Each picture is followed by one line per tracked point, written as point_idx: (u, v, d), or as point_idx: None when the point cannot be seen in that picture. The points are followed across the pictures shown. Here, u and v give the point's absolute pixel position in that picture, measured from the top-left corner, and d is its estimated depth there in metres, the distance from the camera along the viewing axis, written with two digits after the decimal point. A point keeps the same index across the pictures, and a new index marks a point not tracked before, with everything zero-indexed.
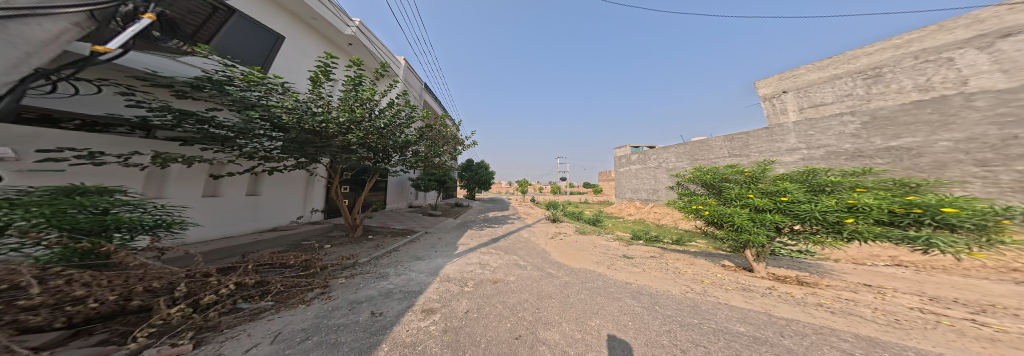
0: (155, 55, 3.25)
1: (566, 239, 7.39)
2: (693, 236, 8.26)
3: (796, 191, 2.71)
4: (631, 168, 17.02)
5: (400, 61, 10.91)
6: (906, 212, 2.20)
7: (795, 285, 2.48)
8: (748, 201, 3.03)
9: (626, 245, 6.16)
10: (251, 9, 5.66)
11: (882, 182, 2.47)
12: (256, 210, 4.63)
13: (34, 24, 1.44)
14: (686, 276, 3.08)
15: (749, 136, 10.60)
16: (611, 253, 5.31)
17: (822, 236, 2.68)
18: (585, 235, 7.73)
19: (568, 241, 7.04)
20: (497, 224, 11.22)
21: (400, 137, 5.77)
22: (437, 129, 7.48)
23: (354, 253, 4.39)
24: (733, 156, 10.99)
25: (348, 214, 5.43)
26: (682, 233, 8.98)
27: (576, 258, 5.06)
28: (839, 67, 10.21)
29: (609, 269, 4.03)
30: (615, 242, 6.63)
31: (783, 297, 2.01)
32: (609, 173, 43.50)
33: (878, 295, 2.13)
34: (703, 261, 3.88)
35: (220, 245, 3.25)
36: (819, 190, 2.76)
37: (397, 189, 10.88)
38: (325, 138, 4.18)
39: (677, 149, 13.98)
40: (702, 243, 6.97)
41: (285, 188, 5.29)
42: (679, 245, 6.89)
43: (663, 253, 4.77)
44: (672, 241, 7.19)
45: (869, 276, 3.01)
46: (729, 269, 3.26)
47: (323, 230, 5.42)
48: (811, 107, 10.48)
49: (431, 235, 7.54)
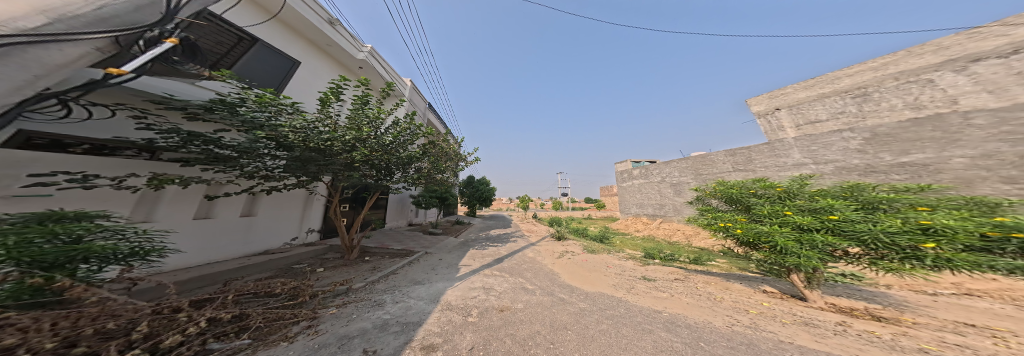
0: (176, 81, 3.28)
1: (574, 258, 6.95)
2: (710, 255, 7.85)
3: (845, 209, 2.55)
4: (634, 183, 17.10)
5: (406, 82, 11.42)
6: (1003, 236, 1.92)
7: (873, 322, 2.16)
8: (788, 218, 2.83)
9: (642, 266, 5.76)
10: (270, 35, 5.98)
11: (952, 200, 2.31)
12: (248, 233, 4.36)
13: (54, 49, 1.37)
14: (726, 304, 2.77)
15: (751, 151, 10.67)
16: (628, 274, 4.93)
17: (893, 262, 2.42)
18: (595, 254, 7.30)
19: (577, 260, 6.63)
20: (500, 242, 10.75)
21: (401, 153, 5.76)
22: (440, 145, 7.55)
23: (347, 278, 4.00)
24: (738, 171, 10.94)
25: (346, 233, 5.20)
26: (696, 251, 8.57)
27: (591, 280, 4.66)
28: (826, 86, 10.62)
29: (630, 293, 3.67)
30: (630, 262, 6.21)
31: (866, 337, 1.72)
32: (610, 188, 43.31)
33: (996, 342, 1.80)
34: (739, 286, 3.53)
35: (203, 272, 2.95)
36: (871, 207, 2.60)
37: (397, 207, 10.60)
38: (327, 155, 4.05)
39: (679, 164, 14.03)
40: (723, 263, 6.59)
41: (285, 207, 5.10)
42: (698, 264, 6.48)
43: (689, 275, 4.38)
44: (690, 260, 6.81)
45: (965, 313, 2.63)
46: (776, 297, 2.93)
47: (317, 252, 5.08)
48: (807, 125, 10.48)
49: (431, 256, 7.10)
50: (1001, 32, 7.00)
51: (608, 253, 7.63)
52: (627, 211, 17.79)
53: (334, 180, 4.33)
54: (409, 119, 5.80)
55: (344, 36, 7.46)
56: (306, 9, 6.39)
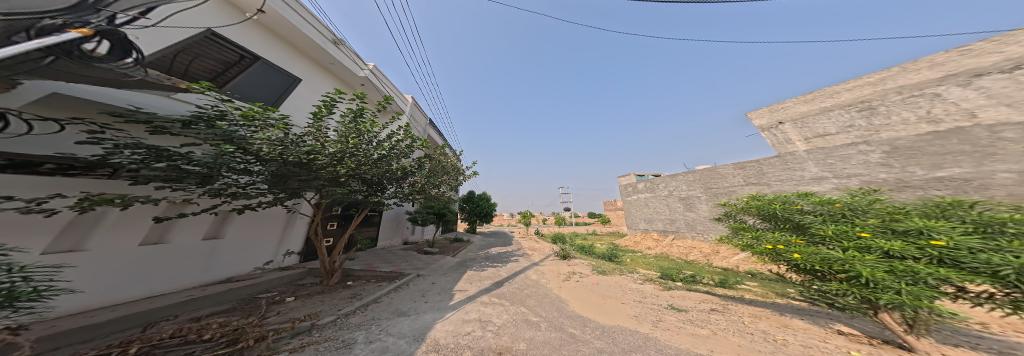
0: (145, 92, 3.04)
1: (583, 281, 6.21)
2: (737, 277, 7.09)
3: (954, 231, 1.82)
4: (641, 197, 16.67)
5: (407, 99, 11.73)
6: None
7: None
8: (868, 242, 2.13)
9: (663, 290, 5.06)
10: (273, 54, 6.16)
11: None
12: (209, 259, 3.85)
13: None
14: (795, 351, 2.17)
15: (761, 164, 10.25)
16: (651, 302, 4.24)
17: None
18: (607, 276, 6.58)
19: (586, 284, 5.91)
20: (500, 262, 9.98)
21: (393, 167, 5.51)
22: (437, 159, 7.38)
23: (315, 312, 3.40)
24: (750, 185, 10.39)
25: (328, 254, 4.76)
26: (719, 272, 7.76)
27: (610, 310, 3.99)
28: (826, 100, 10.47)
29: (659, 328, 3.06)
30: (649, 286, 5.49)
31: None
32: (615, 201, 42.37)
33: None
34: (801, 323, 2.86)
35: (140, 310, 2.45)
36: (989, 231, 1.83)
37: (391, 224, 10.10)
38: (311, 170, 3.78)
39: (687, 177, 13.59)
40: (754, 287, 5.86)
41: (261, 227, 4.71)
42: (726, 289, 5.73)
43: (728, 306, 3.70)
44: (716, 283, 6.12)
45: None
46: (863, 343, 2.28)
47: (293, 277, 4.57)
48: (817, 137, 10.13)
49: (423, 279, 6.42)
50: (994, 49, 6.89)
51: (621, 274, 6.89)
52: (636, 227, 16.99)
53: (317, 196, 4.00)
54: (403, 133, 5.69)
55: (347, 55, 7.75)
56: (311, 30, 6.70)
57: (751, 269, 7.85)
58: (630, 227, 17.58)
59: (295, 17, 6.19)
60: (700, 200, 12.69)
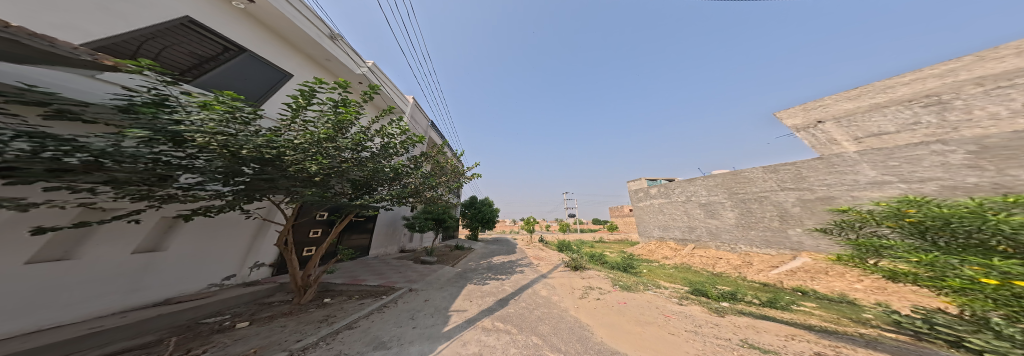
0: (66, 73, 2.49)
1: (606, 299, 5.21)
2: (786, 295, 6.01)
3: None
4: (654, 203, 15.66)
5: (407, 99, 11.57)
6: None
7: None
8: None
9: (711, 314, 4.12)
10: (263, 48, 5.82)
11: None
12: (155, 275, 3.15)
13: None
14: None
15: (799, 167, 9.10)
16: (709, 334, 3.25)
17: None
18: (631, 292, 5.62)
19: (611, 302, 4.95)
20: (505, 273, 9.08)
21: (382, 167, 4.96)
22: (434, 159, 6.87)
23: (260, 347, 2.65)
24: (786, 190, 9.21)
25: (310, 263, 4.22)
26: (761, 288, 6.72)
27: (658, 345, 3.02)
28: (876, 96, 9.35)
29: None
30: (693, 307, 4.52)
31: None
32: (624, 206, 40.78)
33: None
34: None
35: (29, 346, 1.85)
36: None
37: (385, 229, 9.46)
38: (284, 167, 3.21)
39: (708, 182, 12.53)
40: (816, 309, 4.92)
41: (227, 235, 4.12)
42: (780, 311, 4.80)
43: (833, 348, 2.68)
44: (766, 304, 5.23)
45: None
46: None
47: (257, 295, 3.91)
48: (868, 136, 8.93)
49: (415, 295, 5.60)
50: None
51: (648, 290, 5.91)
52: (651, 234, 15.80)
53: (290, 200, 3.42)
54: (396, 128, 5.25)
55: (345, 52, 7.46)
56: (307, 24, 6.38)
57: (796, 284, 6.78)
58: (643, 234, 16.41)
59: (290, 10, 5.85)
60: (724, 207, 11.51)
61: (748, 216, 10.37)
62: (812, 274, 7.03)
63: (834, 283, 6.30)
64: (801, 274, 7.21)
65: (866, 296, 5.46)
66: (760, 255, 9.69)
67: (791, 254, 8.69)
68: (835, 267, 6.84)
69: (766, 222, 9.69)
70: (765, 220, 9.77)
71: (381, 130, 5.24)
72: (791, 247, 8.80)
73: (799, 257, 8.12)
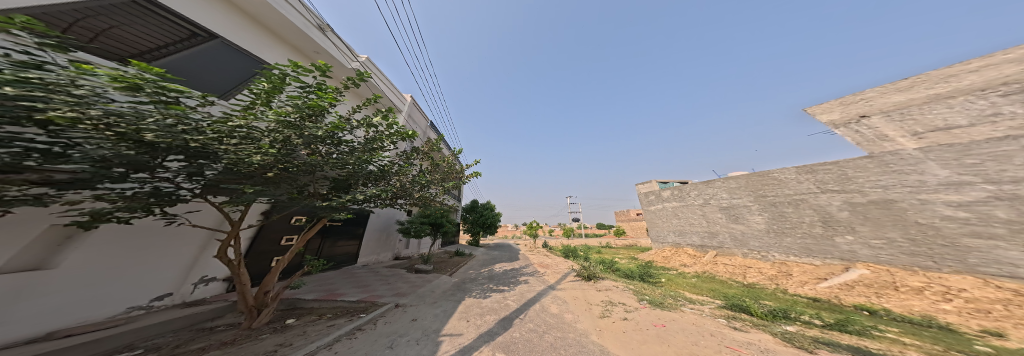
0: None
1: (635, 320, 4.18)
2: (832, 309, 5.47)
3: None
4: (666, 206, 15.62)
5: (405, 98, 11.24)
6: None
7: None
8: None
9: (786, 345, 3.13)
10: (244, 38, 5.46)
11: None
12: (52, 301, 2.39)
13: None
14: None
15: (841, 167, 8.02)
16: None
17: None
18: (664, 309, 4.59)
19: (643, 324, 3.95)
20: (509, 283, 8.19)
21: (359, 166, 4.28)
22: (428, 155, 6.30)
23: None
24: (828, 192, 8.12)
25: (270, 275, 3.46)
26: (812, 304, 5.83)
27: None
28: (934, 86, 8.23)
29: None
30: (762, 335, 3.48)
31: None
32: (633, 210, 39.84)
33: None
34: None
35: None
36: None
37: (377, 234, 8.78)
38: (223, 157, 2.44)
39: (728, 184, 11.88)
40: (899, 335, 4.10)
41: (165, 245, 3.40)
42: (855, 337, 3.96)
43: None
44: (836, 327, 4.39)
45: None
46: None
47: (190, 320, 3.12)
48: (931, 131, 7.56)
49: (400, 312, 4.72)
50: None
51: (684, 307, 4.88)
52: (666, 240, 15.54)
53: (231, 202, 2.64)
54: (381, 119, 4.64)
55: (334, 44, 7.04)
56: (295, 13, 5.98)
57: (857, 301, 5.81)
58: (658, 240, 16.10)
59: None
60: (750, 210, 10.60)
61: (783, 222, 9.30)
62: (873, 289, 6.05)
63: (909, 302, 5.29)
64: (860, 289, 6.21)
65: (963, 320, 4.41)
66: (799, 264, 8.57)
67: (839, 265, 7.57)
68: (901, 282, 5.90)
69: (804, 227, 8.62)
70: (802, 226, 8.70)
71: (363, 123, 4.61)
72: (839, 257, 7.66)
73: (852, 269, 7.06)
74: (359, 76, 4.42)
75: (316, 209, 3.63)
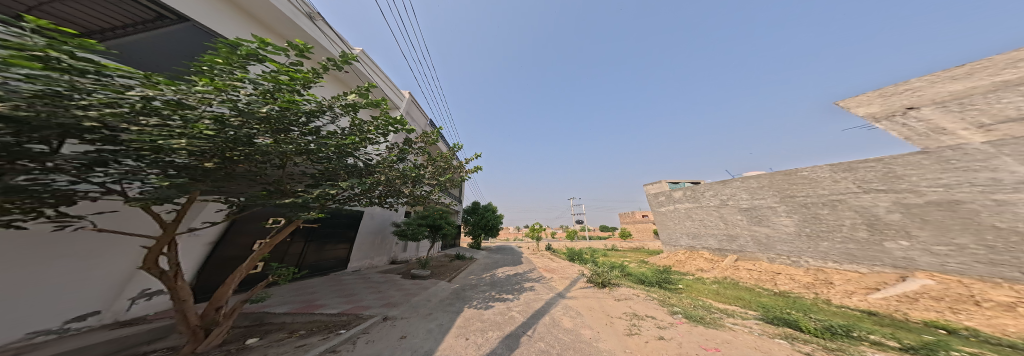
0: None
1: (674, 340, 3.38)
2: (901, 328, 4.62)
3: None
4: (678, 207, 14.87)
5: (404, 96, 10.75)
6: None
7: None
8: None
9: None
10: (221, 23, 4.98)
11: None
12: None
13: None
14: None
15: (887, 164, 7.15)
16: None
17: None
18: (707, 326, 3.78)
19: (688, 348, 3.12)
20: (514, 290, 7.45)
21: (335, 161, 3.72)
22: (422, 149, 5.73)
23: None
24: (874, 192, 7.23)
25: (223, 288, 2.78)
26: (870, 321, 5.00)
27: None
28: (1001, 74, 7.28)
29: None
30: None
31: None
32: (638, 212, 38.96)
33: None
34: None
35: None
36: None
37: (370, 237, 8.18)
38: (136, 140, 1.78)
39: (749, 183, 11.08)
40: None
41: (94, 254, 2.77)
42: None
43: None
44: (917, 349, 3.59)
45: None
46: None
47: (112, 347, 2.45)
48: (1003, 123, 6.50)
49: (388, 327, 4.02)
50: None
51: (727, 323, 4.07)
52: (679, 243, 14.72)
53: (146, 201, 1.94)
54: (365, 102, 3.94)
55: (326, 34, 6.52)
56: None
57: (928, 318, 4.94)
58: (670, 243, 15.33)
59: None
60: (776, 212, 9.75)
61: (818, 225, 8.44)
62: (942, 305, 5.18)
63: (997, 321, 4.42)
64: (928, 303, 5.36)
65: None
66: (840, 272, 7.68)
67: (892, 274, 6.69)
68: (978, 297, 5.06)
69: (845, 231, 7.75)
70: (841, 229, 7.84)
71: (346, 111, 4.03)
72: (890, 264, 6.77)
73: (912, 279, 6.17)
74: (343, 58, 3.79)
75: (282, 211, 2.90)
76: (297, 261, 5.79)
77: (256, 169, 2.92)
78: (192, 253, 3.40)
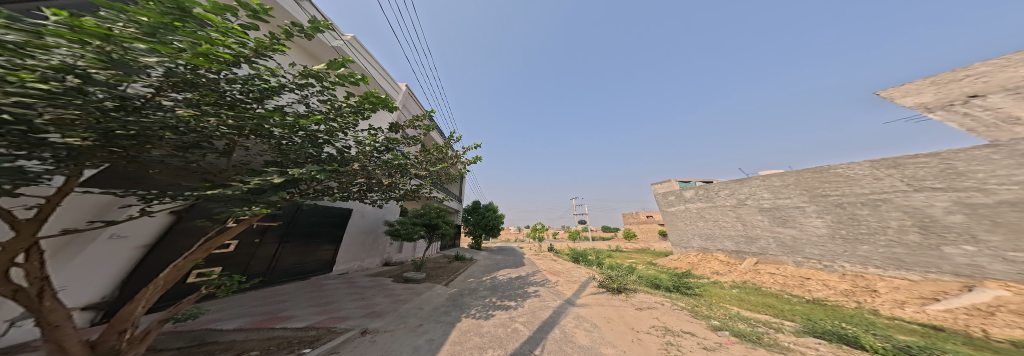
0: None
1: None
2: (982, 349, 3.88)
3: None
4: (690, 207, 14.07)
5: (400, 87, 10.13)
6: None
7: None
8: None
9: None
10: None
11: None
12: None
13: None
14: None
15: (942, 158, 6.32)
16: None
17: None
18: (768, 350, 3.00)
19: None
20: (519, 296, 6.72)
21: (302, 148, 3.04)
22: (414, 138, 5.07)
23: None
24: (925, 190, 6.42)
25: (129, 306, 1.80)
26: (942, 339, 4.24)
27: None
28: None
29: None
30: None
31: None
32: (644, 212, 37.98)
33: None
34: None
35: None
36: None
37: (361, 236, 7.54)
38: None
39: (772, 182, 10.26)
40: None
41: None
42: None
43: None
44: None
45: None
46: None
47: None
48: None
49: (367, 344, 3.27)
50: None
51: (788, 343, 3.27)
52: (690, 245, 13.93)
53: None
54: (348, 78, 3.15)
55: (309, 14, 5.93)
56: None
57: (1012, 336, 4.18)
58: (680, 244, 14.50)
59: None
60: (805, 213, 8.96)
61: (856, 226, 7.62)
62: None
63: None
64: (1008, 318, 4.58)
65: None
66: (885, 279, 6.87)
67: (951, 283, 5.87)
68: None
69: (891, 233, 6.93)
70: (885, 231, 7.03)
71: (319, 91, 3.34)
72: (949, 271, 5.94)
73: (980, 289, 5.35)
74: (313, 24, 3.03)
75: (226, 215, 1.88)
76: (269, 264, 5.08)
77: (182, 155, 2.12)
78: (116, 257, 3.17)
